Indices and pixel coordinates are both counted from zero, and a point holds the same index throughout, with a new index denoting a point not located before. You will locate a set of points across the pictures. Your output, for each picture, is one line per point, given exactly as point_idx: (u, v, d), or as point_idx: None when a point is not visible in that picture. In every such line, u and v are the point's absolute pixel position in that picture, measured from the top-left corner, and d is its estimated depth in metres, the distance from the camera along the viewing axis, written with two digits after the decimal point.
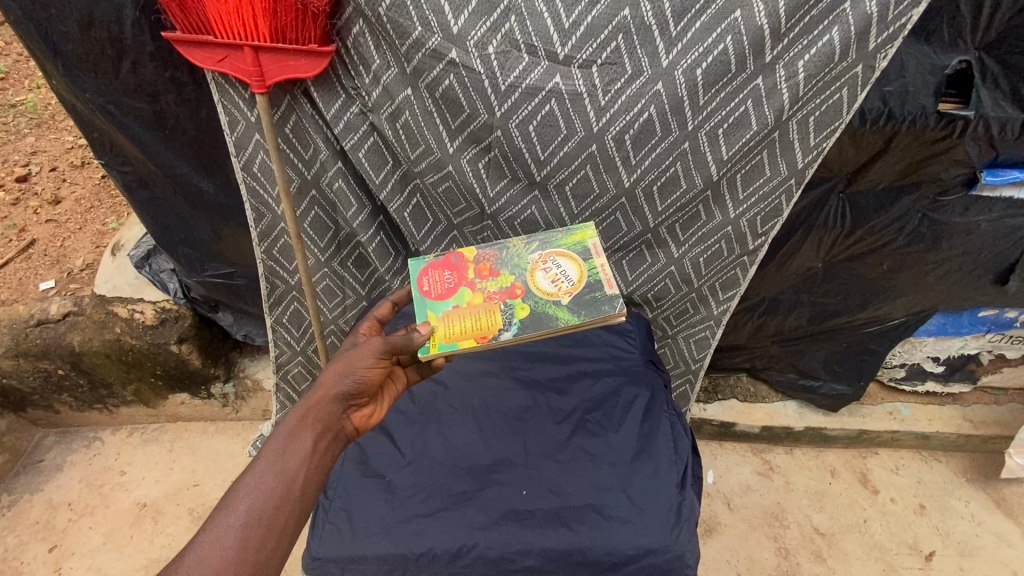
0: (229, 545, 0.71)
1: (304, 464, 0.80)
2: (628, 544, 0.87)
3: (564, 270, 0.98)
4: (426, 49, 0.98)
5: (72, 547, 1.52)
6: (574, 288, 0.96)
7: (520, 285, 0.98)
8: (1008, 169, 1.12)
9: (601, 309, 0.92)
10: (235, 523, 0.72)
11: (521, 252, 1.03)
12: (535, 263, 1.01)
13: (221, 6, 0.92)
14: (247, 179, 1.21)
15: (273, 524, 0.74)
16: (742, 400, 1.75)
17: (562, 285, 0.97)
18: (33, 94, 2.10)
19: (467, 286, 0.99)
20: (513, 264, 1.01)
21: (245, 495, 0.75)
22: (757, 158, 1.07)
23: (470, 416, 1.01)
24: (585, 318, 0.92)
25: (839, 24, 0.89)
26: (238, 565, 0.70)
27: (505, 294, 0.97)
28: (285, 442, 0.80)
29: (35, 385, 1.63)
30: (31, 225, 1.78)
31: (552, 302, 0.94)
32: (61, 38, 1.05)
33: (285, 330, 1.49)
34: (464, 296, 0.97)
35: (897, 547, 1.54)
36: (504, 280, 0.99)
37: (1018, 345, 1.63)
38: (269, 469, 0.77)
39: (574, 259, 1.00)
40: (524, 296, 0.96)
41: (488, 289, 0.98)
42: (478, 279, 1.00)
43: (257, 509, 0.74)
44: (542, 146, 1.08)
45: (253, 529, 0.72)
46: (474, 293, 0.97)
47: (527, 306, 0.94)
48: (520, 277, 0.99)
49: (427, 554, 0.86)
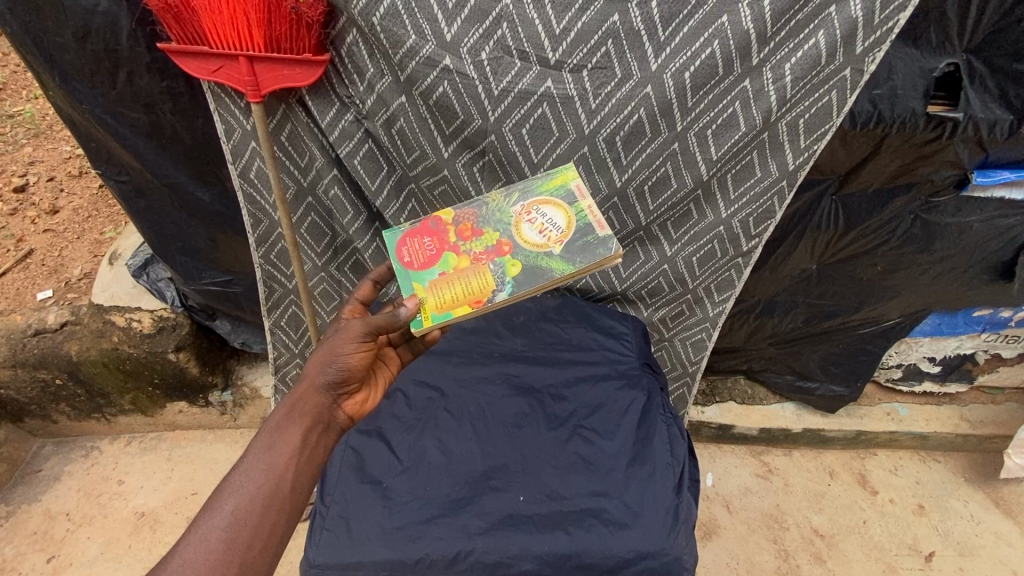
0: (216, 546, 0.76)
1: (289, 459, 0.85)
2: (626, 548, 0.87)
3: (552, 219, 0.97)
4: (420, 57, 0.99)
5: (70, 557, 1.52)
6: (563, 236, 0.96)
7: (506, 241, 0.96)
8: (999, 169, 1.13)
9: (596, 251, 0.93)
10: (220, 525, 0.78)
11: (503, 207, 1.00)
12: (518, 216, 0.98)
13: (215, 17, 0.92)
14: (243, 186, 1.22)
15: (259, 522, 0.80)
16: (739, 402, 1.76)
17: (550, 235, 0.96)
18: (31, 104, 2.12)
19: (451, 250, 0.96)
20: (495, 220, 0.99)
21: (230, 497, 0.81)
22: (746, 159, 1.08)
23: (466, 423, 1.01)
24: (580, 265, 0.92)
25: (826, 28, 0.90)
26: (225, 564, 0.76)
27: (492, 253, 0.96)
28: (269, 441, 0.85)
29: (33, 395, 1.63)
30: (28, 235, 1.78)
31: (543, 253, 0.94)
32: (58, 50, 1.06)
33: (283, 333, 1.49)
34: (449, 261, 0.95)
35: (897, 548, 1.54)
36: (488, 238, 0.97)
37: (1014, 344, 1.64)
38: (253, 469, 0.83)
39: (558, 205, 0.99)
40: (513, 252, 0.95)
41: (473, 250, 0.96)
42: (461, 241, 0.97)
43: (241, 510, 0.80)
44: (535, 150, 1.10)
45: (239, 529, 0.78)
46: (459, 257, 0.95)
47: (517, 261, 0.94)
48: (505, 232, 0.97)
49: (424, 560, 0.86)
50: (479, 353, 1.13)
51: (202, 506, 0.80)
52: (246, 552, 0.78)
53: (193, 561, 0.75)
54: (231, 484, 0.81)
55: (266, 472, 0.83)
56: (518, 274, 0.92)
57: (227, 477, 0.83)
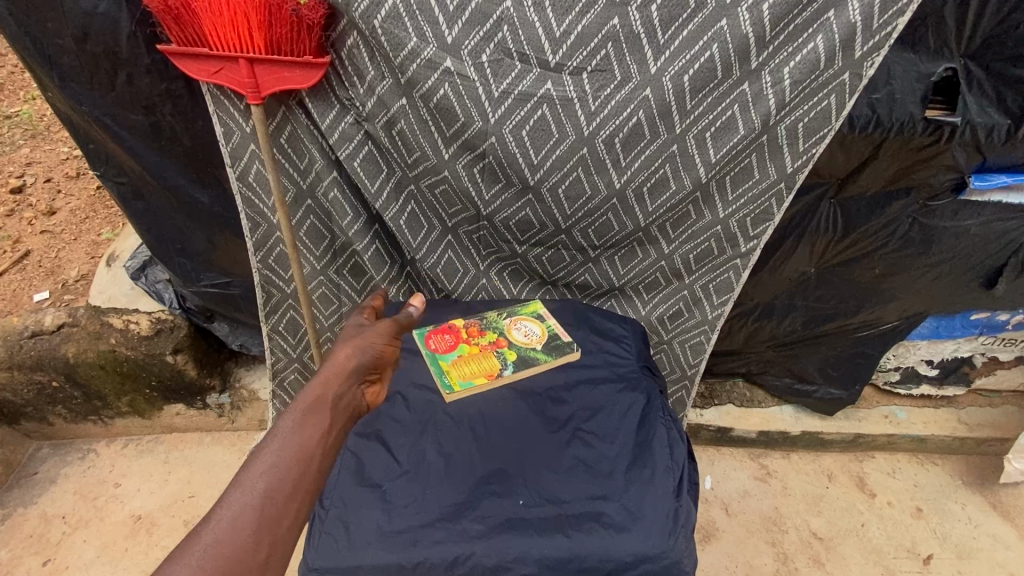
0: (254, 520, 0.65)
1: (329, 433, 0.78)
2: (626, 551, 0.87)
3: (533, 327, 1.17)
4: (421, 60, 0.99)
5: (65, 561, 1.51)
6: (542, 338, 1.15)
7: (502, 339, 1.15)
8: (996, 174, 1.13)
9: (566, 349, 1.12)
10: (250, 502, 0.66)
11: (495, 321, 1.20)
12: (509, 325, 1.18)
13: (216, 19, 0.92)
14: (242, 189, 1.21)
15: (303, 496, 0.70)
16: (739, 406, 1.76)
17: (533, 336, 1.15)
18: (28, 106, 2.12)
19: (464, 342, 1.14)
20: (492, 327, 1.18)
21: (260, 475, 0.69)
22: (745, 161, 1.08)
23: (465, 426, 1.01)
24: (557, 357, 1.11)
25: (824, 32, 0.90)
26: (258, 543, 0.64)
27: (494, 346, 1.14)
28: (299, 419, 0.77)
29: (29, 397, 1.62)
30: (24, 236, 1.77)
31: (529, 347, 1.12)
32: (57, 52, 1.05)
33: (281, 338, 1.49)
34: (464, 349, 1.13)
35: (895, 551, 1.54)
36: (489, 337, 1.16)
37: (1012, 347, 1.65)
38: (289, 441, 0.74)
39: (537, 321, 1.19)
40: (509, 345, 1.14)
41: (482, 344, 1.14)
42: (471, 337, 1.16)
43: (275, 487, 0.68)
44: (535, 151, 1.09)
45: (280, 503, 0.68)
46: (470, 346, 1.13)
47: (513, 351, 1.12)
48: (501, 334, 1.16)
49: (424, 563, 0.85)
50: (478, 356, 1.12)
51: (229, 484, 0.67)
52: (287, 527, 0.67)
53: (230, 536, 0.63)
54: (262, 461, 0.70)
55: (305, 443, 0.75)
56: (518, 359, 1.11)
57: (257, 452, 0.71)
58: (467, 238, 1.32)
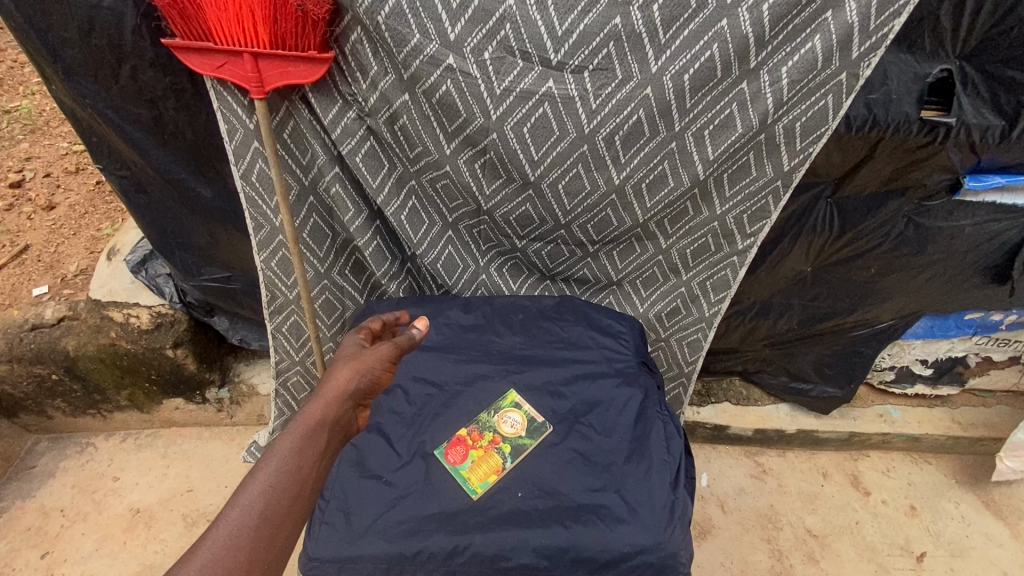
0: (246, 543, 0.66)
1: (322, 458, 0.81)
2: (623, 542, 0.88)
3: (515, 415, 1.01)
4: (424, 56, 1.01)
5: (64, 553, 1.51)
6: (523, 419, 1.01)
7: (494, 434, 0.99)
8: (990, 174, 1.16)
9: (537, 427, 1.00)
10: (246, 523, 0.68)
11: (489, 409, 1.03)
12: (495, 416, 1.02)
13: (221, 13, 0.93)
14: (245, 189, 1.22)
15: (293, 521, 0.72)
16: (734, 403, 1.77)
17: (516, 425, 1.00)
18: (28, 100, 2.13)
19: (471, 437, 0.99)
20: (488, 419, 1.02)
21: (259, 495, 0.71)
22: (743, 159, 1.09)
23: (464, 418, 1.02)
24: (538, 435, 0.99)
25: (822, 33, 0.91)
26: (250, 563, 0.66)
27: (493, 439, 0.99)
28: (298, 442, 0.79)
29: (28, 391, 1.63)
30: (24, 230, 1.77)
31: (515, 438, 0.98)
32: (61, 44, 1.06)
33: (285, 339, 1.50)
34: (476, 446, 0.98)
35: (888, 548, 1.55)
36: (488, 428, 1.00)
37: (1005, 347, 1.67)
38: (285, 464, 0.75)
39: (514, 409, 1.02)
40: (502, 438, 0.98)
41: (487, 438, 0.99)
42: (475, 431, 1.00)
43: (270, 510, 0.70)
44: (536, 147, 1.11)
45: (273, 526, 0.70)
46: (480, 441, 0.98)
47: (505, 446, 0.97)
48: (494, 426, 1.00)
49: (423, 553, 0.88)
50: (479, 348, 1.12)
51: (225, 504, 0.69)
52: (277, 553, 0.69)
53: (223, 557, 0.64)
54: (261, 482, 0.72)
55: (300, 466, 0.77)
56: (513, 450, 0.97)
57: (253, 472, 0.73)
58: (467, 233, 1.34)
